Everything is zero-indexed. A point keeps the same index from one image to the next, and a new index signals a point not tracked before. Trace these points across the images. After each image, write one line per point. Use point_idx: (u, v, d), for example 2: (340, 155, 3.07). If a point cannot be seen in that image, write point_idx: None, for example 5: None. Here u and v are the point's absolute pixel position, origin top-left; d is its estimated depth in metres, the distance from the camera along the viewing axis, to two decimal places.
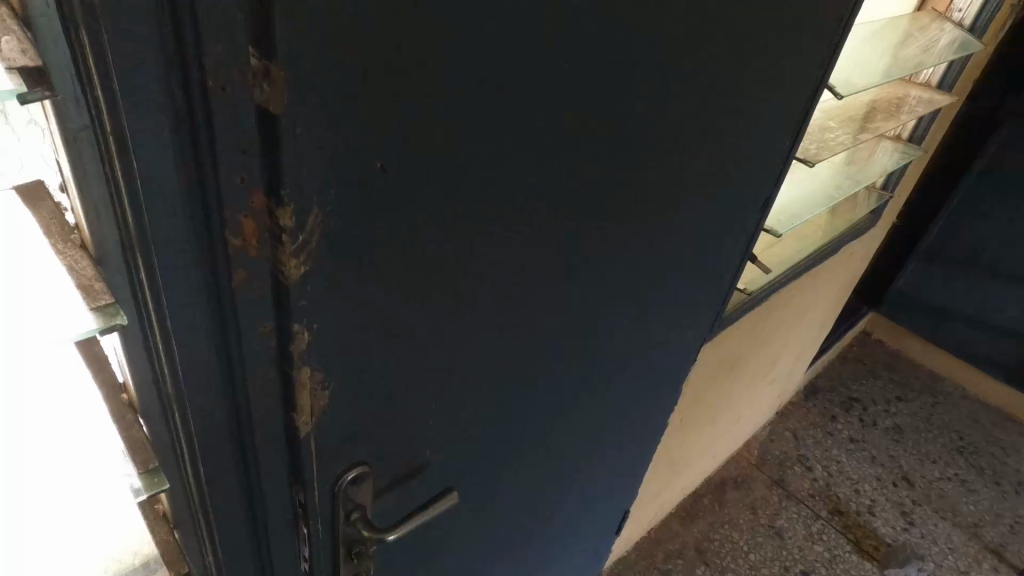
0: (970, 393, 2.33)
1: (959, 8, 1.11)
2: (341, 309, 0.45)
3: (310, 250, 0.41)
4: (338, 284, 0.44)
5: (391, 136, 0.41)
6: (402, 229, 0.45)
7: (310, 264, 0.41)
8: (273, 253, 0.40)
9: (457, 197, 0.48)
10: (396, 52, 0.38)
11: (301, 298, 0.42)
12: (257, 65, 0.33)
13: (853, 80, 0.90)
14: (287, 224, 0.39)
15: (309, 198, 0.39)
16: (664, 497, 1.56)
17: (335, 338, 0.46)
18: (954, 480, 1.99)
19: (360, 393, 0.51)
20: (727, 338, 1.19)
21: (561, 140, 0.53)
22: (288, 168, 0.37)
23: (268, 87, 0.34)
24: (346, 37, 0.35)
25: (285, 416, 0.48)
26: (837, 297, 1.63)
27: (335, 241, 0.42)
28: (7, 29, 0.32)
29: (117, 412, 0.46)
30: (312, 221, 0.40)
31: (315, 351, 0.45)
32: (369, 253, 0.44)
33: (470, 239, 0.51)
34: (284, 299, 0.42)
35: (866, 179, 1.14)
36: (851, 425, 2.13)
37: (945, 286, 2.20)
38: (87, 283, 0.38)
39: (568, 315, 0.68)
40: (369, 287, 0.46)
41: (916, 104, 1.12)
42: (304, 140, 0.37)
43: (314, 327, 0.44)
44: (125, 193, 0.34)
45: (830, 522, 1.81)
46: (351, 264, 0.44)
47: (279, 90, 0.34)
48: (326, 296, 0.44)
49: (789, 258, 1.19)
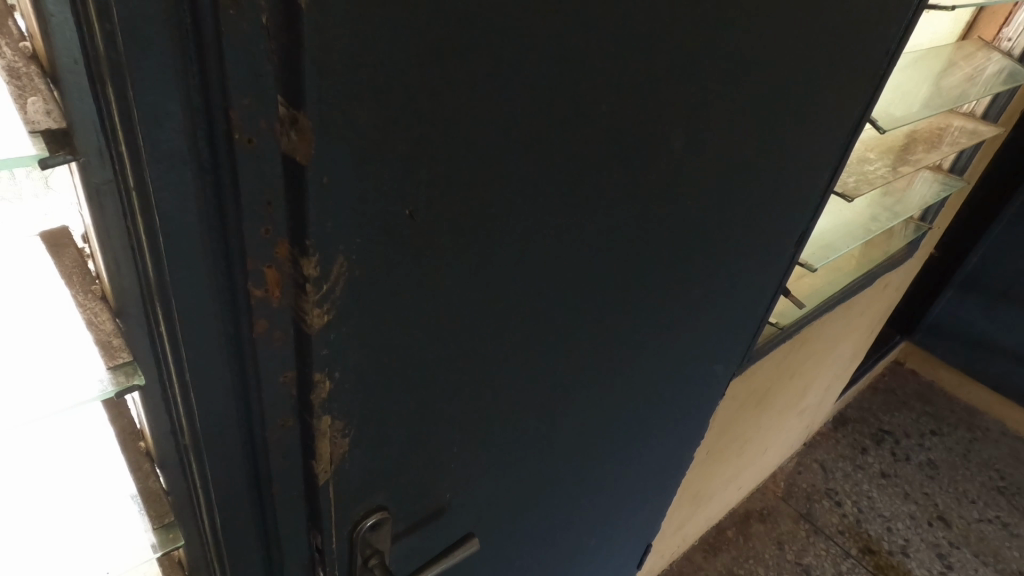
0: (1009, 428, 2.24)
1: (1008, 38, 1.08)
2: (367, 355, 0.44)
3: (333, 299, 0.39)
4: (362, 333, 0.42)
5: (420, 183, 0.39)
6: (430, 275, 0.44)
7: (333, 313, 0.40)
8: (295, 302, 0.38)
9: (488, 241, 0.46)
10: (430, 99, 0.36)
11: (324, 346, 0.41)
12: (285, 112, 0.32)
13: (895, 113, 0.88)
14: (310, 274, 0.37)
15: (334, 248, 0.37)
16: (687, 529, 1.52)
17: (357, 385, 0.45)
18: (995, 523, 1.90)
19: (384, 439, 0.50)
20: (757, 371, 1.15)
21: (595, 181, 0.51)
22: (314, 219, 0.35)
23: (296, 136, 0.33)
24: (381, 89, 0.34)
25: (303, 462, 0.46)
26: (871, 328, 1.59)
27: (359, 289, 0.40)
28: (33, 89, 0.30)
29: (133, 461, 0.46)
30: (336, 269, 0.38)
31: (336, 401, 0.44)
32: (395, 302, 0.43)
33: (499, 280, 0.49)
34: (306, 347, 0.40)
35: (904, 211, 1.11)
36: (883, 458, 2.06)
37: (982, 315, 2.13)
38: (105, 339, 0.38)
39: (598, 354, 0.66)
40: (395, 333, 0.45)
41: (959, 135, 1.09)
42: (330, 190, 0.35)
43: (336, 376, 0.43)
44: (146, 247, 0.33)
45: (861, 561, 1.74)
46: (374, 312, 0.42)
47: (306, 139, 0.33)
48: (350, 345, 0.42)
49: (821, 289, 1.15)
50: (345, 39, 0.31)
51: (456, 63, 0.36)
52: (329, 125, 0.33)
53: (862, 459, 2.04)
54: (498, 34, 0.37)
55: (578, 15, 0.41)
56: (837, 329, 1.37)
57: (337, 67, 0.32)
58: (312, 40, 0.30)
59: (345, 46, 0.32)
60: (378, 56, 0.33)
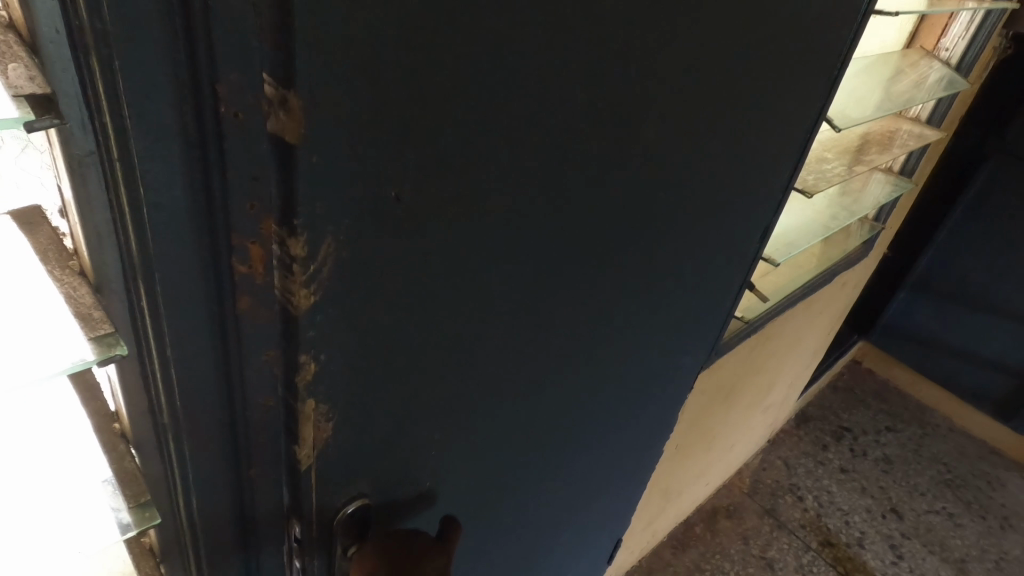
0: (956, 425, 2.35)
1: (946, 47, 1.16)
2: (351, 339, 0.44)
3: (320, 280, 0.39)
4: (347, 314, 0.42)
5: (405, 167, 0.40)
6: (415, 258, 0.44)
7: (319, 294, 0.40)
8: (283, 283, 0.38)
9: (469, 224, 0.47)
10: (417, 81, 0.37)
11: (310, 330, 0.41)
12: (274, 92, 0.32)
13: (849, 113, 0.92)
14: (297, 255, 0.37)
15: (322, 230, 0.37)
16: (657, 524, 1.54)
17: (343, 368, 0.45)
18: (942, 514, 1.99)
19: (368, 424, 0.50)
20: (723, 365, 1.19)
21: (572, 168, 0.52)
22: (304, 199, 0.35)
23: (285, 115, 0.33)
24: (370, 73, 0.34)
25: (285, 447, 0.46)
26: (829, 327, 1.65)
27: (344, 270, 0.40)
28: (13, 56, 0.30)
29: (108, 442, 0.47)
30: (322, 251, 0.38)
31: (321, 383, 0.44)
32: (379, 282, 0.43)
33: (478, 263, 0.50)
34: (293, 328, 0.40)
35: (859, 211, 1.16)
36: (842, 454, 2.13)
37: (933, 316, 2.22)
38: (85, 312, 0.38)
39: (573, 341, 0.67)
40: (378, 315, 0.45)
41: (907, 138, 1.16)
42: (318, 169, 0.35)
43: (321, 359, 0.43)
44: (130, 218, 0.34)
45: (820, 554, 1.80)
46: (357, 295, 0.42)
47: (295, 119, 0.33)
48: (336, 327, 0.42)
49: (783, 286, 1.19)
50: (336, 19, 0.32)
51: (442, 47, 0.37)
52: (319, 104, 0.33)
53: (823, 455, 2.11)
54: (479, 24, 0.38)
55: (553, 7, 0.42)
56: (798, 326, 1.42)
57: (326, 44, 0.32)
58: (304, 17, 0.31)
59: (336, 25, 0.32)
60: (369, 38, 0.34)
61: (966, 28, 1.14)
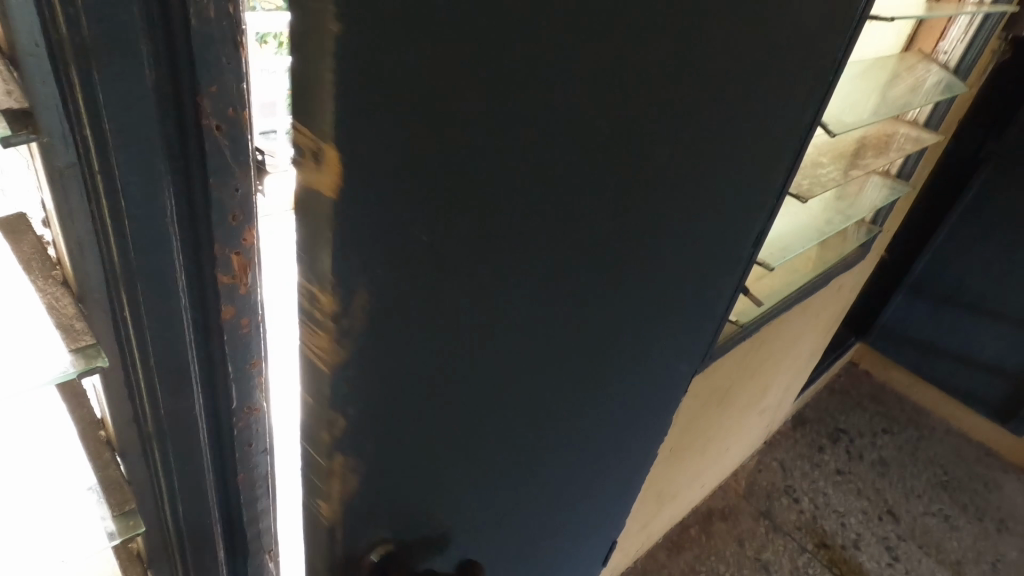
0: (954, 427, 2.35)
1: (944, 51, 1.16)
2: (384, 394, 0.42)
3: (351, 334, 0.37)
4: (380, 368, 0.41)
5: (448, 216, 0.37)
6: (452, 312, 0.43)
7: (349, 348, 0.38)
8: (317, 335, 0.38)
9: (508, 273, 0.45)
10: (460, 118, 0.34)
11: (342, 383, 0.40)
12: (307, 141, 0.31)
13: (845, 118, 0.92)
14: (326, 307, 0.36)
15: (354, 284, 0.35)
16: (651, 526, 1.54)
17: (374, 421, 0.43)
18: (938, 516, 1.99)
19: (394, 473, 0.48)
20: (718, 369, 1.19)
21: (603, 196, 0.49)
22: (337, 255, 0.34)
23: (317, 163, 0.31)
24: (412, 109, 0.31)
25: (307, 478, 0.46)
26: (825, 329, 1.65)
27: (380, 327, 0.39)
28: None
29: (94, 450, 0.49)
30: (356, 306, 0.36)
31: (349, 435, 0.42)
32: (417, 335, 0.41)
33: (511, 309, 0.48)
34: (323, 378, 0.39)
35: (856, 215, 1.16)
36: (838, 456, 2.13)
37: (931, 318, 2.22)
38: (66, 322, 0.40)
39: (593, 374, 0.65)
40: (412, 368, 0.43)
41: (904, 142, 1.16)
42: (350, 221, 0.33)
43: (346, 411, 0.41)
44: (111, 232, 0.34)
45: (816, 556, 1.80)
46: (395, 348, 0.40)
47: (330, 167, 0.31)
48: (369, 383, 0.41)
49: (778, 290, 1.19)
50: (382, 70, 0.29)
51: None
52: None
53: (819, 457, 2.11)
54: None
55: None
56: (794, 330, 1.41)
57: (369, 97, 0.30)
58: (348, 72, 0.28)
59: (381, 78, 0.29)
60: (415, 86, 0.31)
61: (965, 31, 1.14)
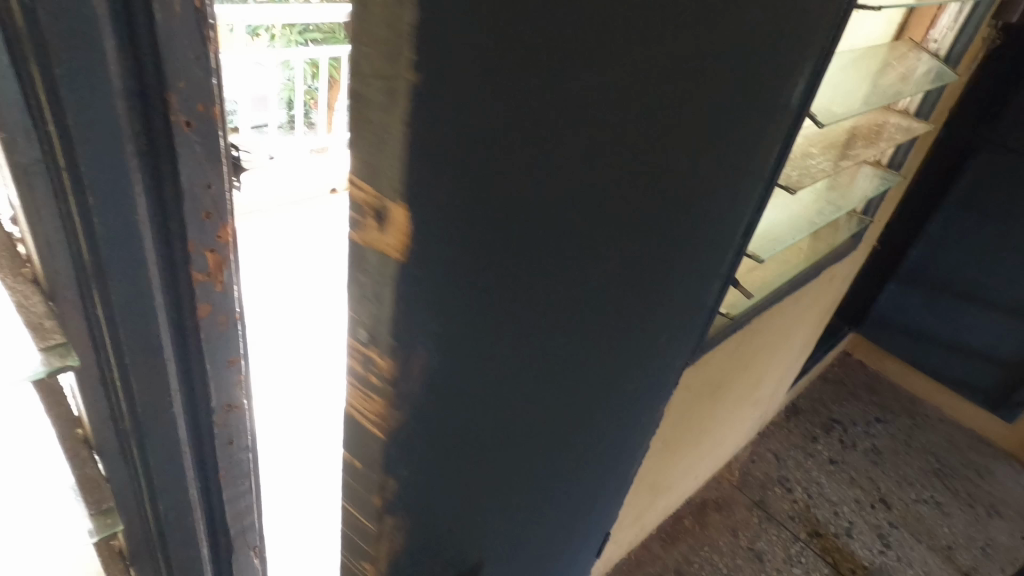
0: (948, 415, 2.36)
1: (934, 39, 1.15)
2: (429, 439, 0.44)
3: (408, 396, 0.40)
4: (427, 422, 0.43)
5: (482, 270, 0.39)
6: (490, 356, 0.44)
7: (407, 408, 0.40)
8: (379, 402, 0.39)
9: (533, 303, 0.45)
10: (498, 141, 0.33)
11: (398, 440, 0.41)
12: (375, 199, 0.32)
13: (834, 108, 0.92)
14: (384, 370, 0.37)
15: (412, 352, 0.38)
16: (645, 518, 1.55)
17: (419, 468, 0.45)
18: (930, 503, 2.00)
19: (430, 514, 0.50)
20: (710, 361, 1.19)
21: (618, 209, 0.49)
22: (400, 320, 0.35)
23: (383, 221, 0.32)
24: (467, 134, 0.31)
25: (350, 519, 0.48)
26: (818, 320, 1.65)
27: (434, 384, 0.41)
28: None
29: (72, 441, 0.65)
30: (412, 369, 0.38)
31: (399, 481, 0.44)
32: (459, 386, 0.43)
33: (532, 333, 0.47)
34: (384, 438, 0.41)
35: (846, 206, 1.16)
36: (831, 446, 2.14)
37: (926, 308, 2.22)
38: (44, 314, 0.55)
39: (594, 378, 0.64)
40: (449, 413, 0.44)
41: (895, 132, 1.15)
42: (412, 296, 0.35)
43: (390, 452, 0.42)
44: None
45: (808, 545, 1.81)
46: (441, 402, 0.43)
47: (398, 221, 0.32)
48: (418, 437, 0.43)
49: (770, 283, 1.19)
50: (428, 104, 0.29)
51: None
52: None
53: (812, 447, 2.12)
54: None
55: None
56: (787, 321, 1.42)
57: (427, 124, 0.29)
58: (413, 109, 0.28)
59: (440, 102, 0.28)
60: (474, 125, 0.31)
61: (955, 19, 1.14)
